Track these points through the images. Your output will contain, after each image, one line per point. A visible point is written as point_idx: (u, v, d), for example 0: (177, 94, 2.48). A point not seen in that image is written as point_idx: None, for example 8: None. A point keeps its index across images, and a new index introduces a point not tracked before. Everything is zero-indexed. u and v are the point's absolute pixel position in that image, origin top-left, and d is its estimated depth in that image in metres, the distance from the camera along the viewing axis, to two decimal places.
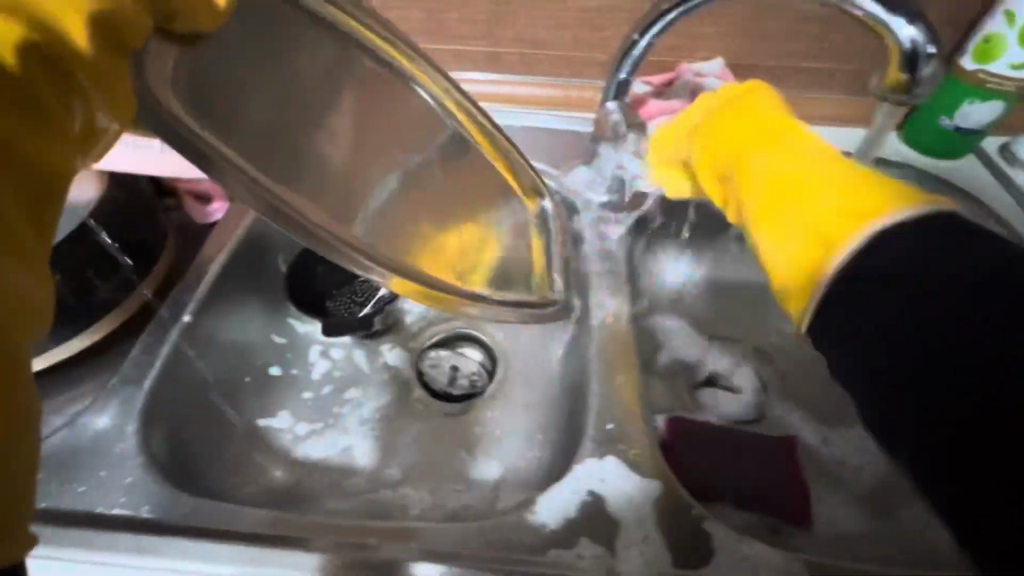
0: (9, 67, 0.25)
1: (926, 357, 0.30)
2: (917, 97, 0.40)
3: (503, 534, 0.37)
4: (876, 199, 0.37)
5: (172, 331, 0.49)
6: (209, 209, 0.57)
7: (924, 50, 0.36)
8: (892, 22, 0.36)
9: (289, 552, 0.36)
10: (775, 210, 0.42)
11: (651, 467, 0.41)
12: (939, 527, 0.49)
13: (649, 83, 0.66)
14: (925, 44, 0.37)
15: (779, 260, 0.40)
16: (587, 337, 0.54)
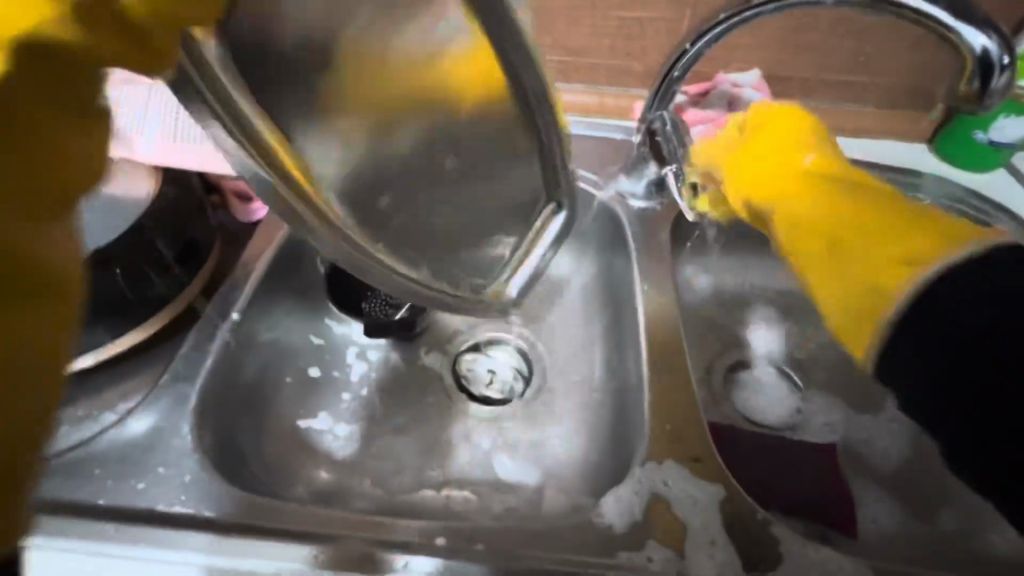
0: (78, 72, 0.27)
1: (954, 367, 0.35)
2: (988, 107, 0.40)
3: (572, 536, 0.39)
4: (924, 239, 0.39)
5: (221, 330, 0.49)
6: (252, 208, 0.57)
7: (998, 59, 0.37)
8: (963, 32, 0.37)
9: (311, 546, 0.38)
10: (829, 243, 0.43)
11: (710, 472, 0.43)
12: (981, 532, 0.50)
13: (686, 92, 0.66)
14: (999, 54, 0.37)
15: (831, 297, 0.41)
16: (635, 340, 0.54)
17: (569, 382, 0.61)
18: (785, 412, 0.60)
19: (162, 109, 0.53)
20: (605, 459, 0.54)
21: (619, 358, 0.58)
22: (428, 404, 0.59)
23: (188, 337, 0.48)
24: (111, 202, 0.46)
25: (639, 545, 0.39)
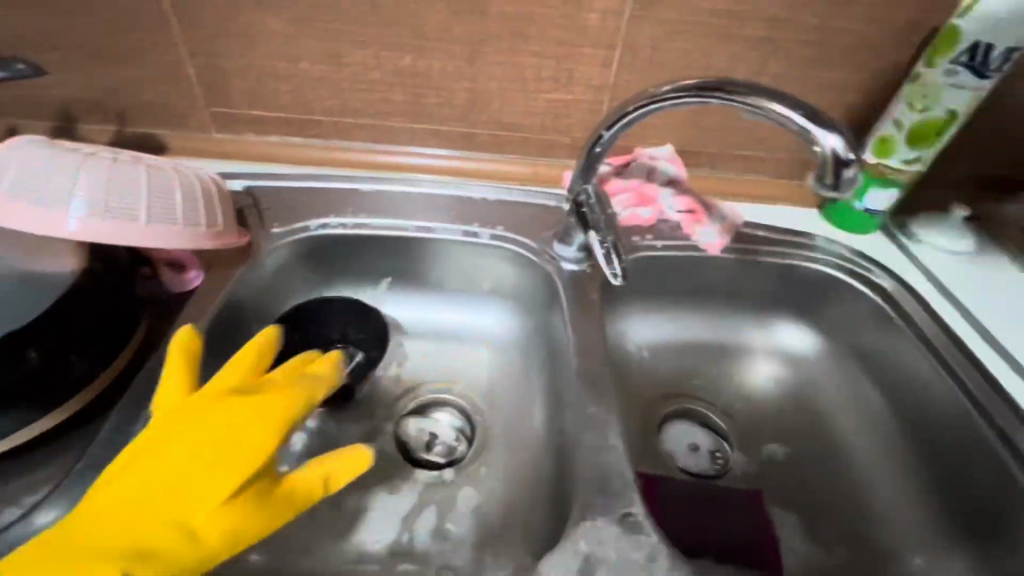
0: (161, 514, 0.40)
1: (943, 430, 0.59)
2: (842, 195, 0.47)
3: None
4: None
5: (148, 409, 0.47)
6: (187, 277, 0.58)
7: (845, 157, 0.44)
8: (819, 134, 0.45)
9: None
10: None
11: (645, 527, 0.45)
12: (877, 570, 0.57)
13: (611, 164, 0.75)
14: (846, 152, 0.45)
15: None
16: (571, 391, 0.57)
17: (509, 440, 0.64)
18: (709, 461, 0.65)
19: (87, 175, 0.48)
20: (544, 520, 0.55)
21: (557, 412, 0.60)
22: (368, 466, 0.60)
23: (109, 417, 0.46)
24: (30, 279, 0.45)
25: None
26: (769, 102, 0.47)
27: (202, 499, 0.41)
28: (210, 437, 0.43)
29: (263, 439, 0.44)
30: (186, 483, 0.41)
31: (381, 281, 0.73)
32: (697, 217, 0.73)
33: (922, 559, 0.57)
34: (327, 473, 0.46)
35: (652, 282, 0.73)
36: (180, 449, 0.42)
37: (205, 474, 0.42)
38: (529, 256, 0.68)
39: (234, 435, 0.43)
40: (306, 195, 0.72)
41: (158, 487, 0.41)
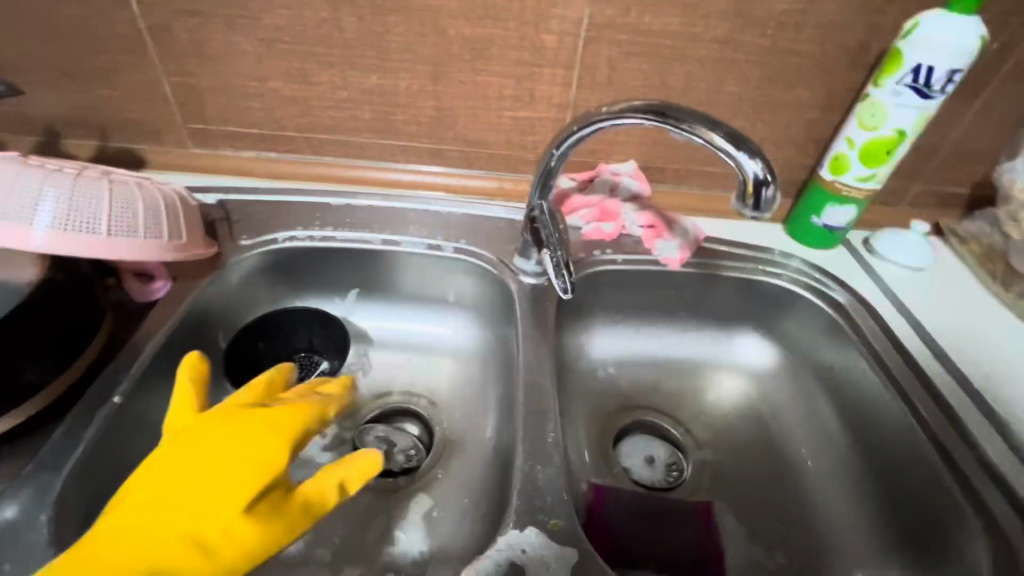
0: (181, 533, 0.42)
1: (891, 442, 0.59)
2: (763, 216, 0.47)
3: None
4: None
5: (100, 414, 0.49)
6: (153, 287, 0.60)
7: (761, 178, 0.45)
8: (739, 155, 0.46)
9: None
10: None
11: (570, 536, 0.44)
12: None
13: (575, 180, 0.77)
14: (764, 173, 0.45)
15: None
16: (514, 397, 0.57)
17: (465, 450, 0.65)
18: (662, 473, 0.66)
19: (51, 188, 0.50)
20: (488, 529, 0.55)
21: (508, 421, 0.61)
22: None
23: (63, 421, 0.48)
24: None
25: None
26: (702, 125, 0.48)
27: (217, 512, 0.43)
28: (224, 454, 0.46)
29: (274, 452, 0.47)
30: (202, 498, 0.44)
31: (349, 292, 0.75)
32: (658, 231, 0.74)
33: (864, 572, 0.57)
34: (337, 481, 0.48)
35: (613, 295, 0.74)
36: (198, 467, 0.45)
37: (218, 488, 0.44)
38: (489, 268, 0.70)
39: (247, 451, 0.46)
40: (276, 208, 0.74)
41: (176, 503, 0.44)
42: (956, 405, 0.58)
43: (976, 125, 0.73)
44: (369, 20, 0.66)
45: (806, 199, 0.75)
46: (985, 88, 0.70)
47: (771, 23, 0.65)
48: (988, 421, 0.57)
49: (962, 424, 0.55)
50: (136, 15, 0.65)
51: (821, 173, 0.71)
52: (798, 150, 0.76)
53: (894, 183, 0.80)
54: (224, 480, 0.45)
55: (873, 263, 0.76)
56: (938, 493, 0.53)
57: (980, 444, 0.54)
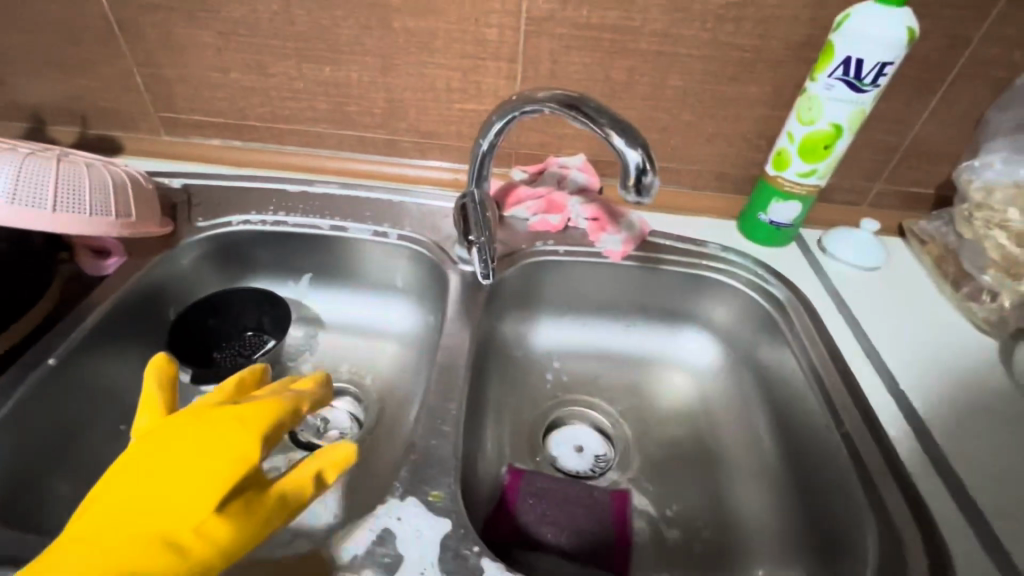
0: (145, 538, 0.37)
1: (807, 437, 0.59)
2: (645, 202, 0.48)
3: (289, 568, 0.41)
4: None
5: (34, 374, 0.53)
6: (104, 263, 0.64)
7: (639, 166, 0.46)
8: (620, 145, 0.47)
9: None
10: None
11: (446, 507, 0.45)
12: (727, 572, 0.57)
13: (525, 172, 0.78)
14: (642, 162, 0.46)
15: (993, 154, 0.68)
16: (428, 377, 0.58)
17: (396, 430, 0.67)
18: (589, 462, 0.67)
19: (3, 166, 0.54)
20: None
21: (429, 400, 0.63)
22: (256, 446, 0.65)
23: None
24: None
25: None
26: (607, 120, 0.48)
27: (186, 512, 0.38)
28: (191, 450, 0.41)
29: (245, 445, 0.41)
30: (168, 499, 0.39)
31: (302, 276, 0.78)
32: (602, 224, 0.75)
33: (765, 569, 0.56)
34: (313, 473, 0.44)
35: (554, 285, 0.75)
36: (162, 468, 0.40)
37: (185, 489, 0.39)
38: (429, 255, 0.72)
39: (216, 446, 0.41)
40: (235, 193, 0.77)
41: (140, 506, 0.38)
42: (873, 402, 0.57)
43: (932, 122, 0.71)
44: (318, 14, 0.68)
45: (755, 195, 0.74)
46: (940, 84, 0.68)
47: (709, 16, 0.65)
48: (906, 420, 0.55)
49: (875, 422, 0.55)
50: (105, 9, 0.70)
51: (766, 169, 0.70)
52: (749, 145, 0.75)
53: (855, 181, 0.78)
54: (193, 476, 0.39)
55: (824, 261, 0.75)
56: (840, 485, 0.53)
57: (888, 439, 0.53)
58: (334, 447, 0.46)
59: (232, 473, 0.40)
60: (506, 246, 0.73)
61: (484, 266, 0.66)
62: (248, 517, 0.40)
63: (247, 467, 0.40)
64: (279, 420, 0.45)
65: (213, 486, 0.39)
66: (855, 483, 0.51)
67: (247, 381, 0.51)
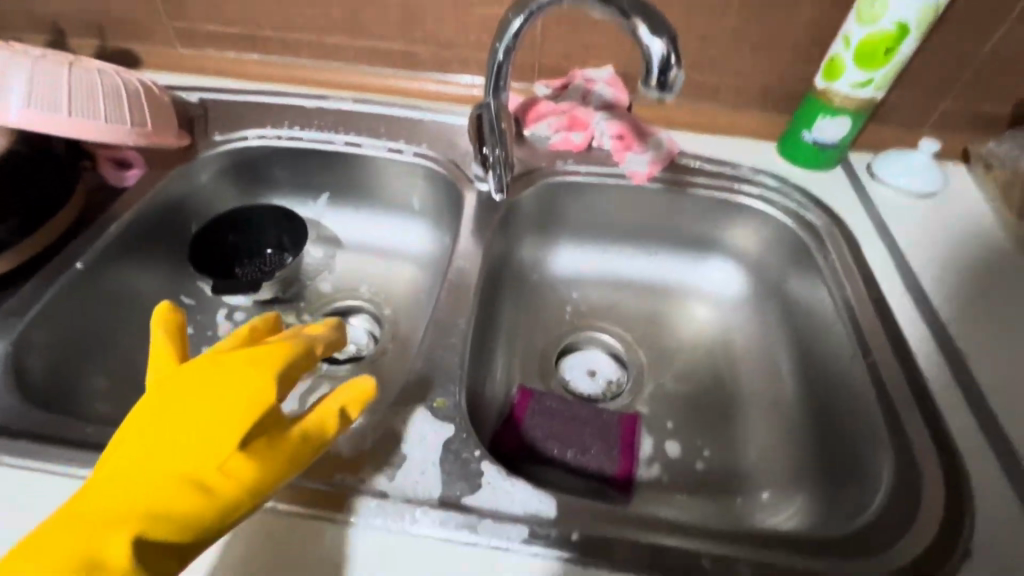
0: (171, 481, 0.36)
1: (829, 369, 0.56)
2: (669, 98, 0.43)
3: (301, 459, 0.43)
4: None
5: (63, 277, 0.56)
6: (124, 174, 0.65)
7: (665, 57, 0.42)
8: (644, 36, 0.43)
9: (84, 451, 0.43)
10: None
11: (450, 414, 0.46)
12: (735, 496, 0.56)
13: (549, 87, 0.73)
14: (668, 52, 0.42)
15: None
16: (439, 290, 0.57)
17: (407, 348, 0.68)
18: (600, 386, 0.66)
19: (17, 69, 0.54)
20: None
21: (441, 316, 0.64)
22: None
23: (30, 280, 0.55)
24: None
25: (356, 477, 0.42)
26: (628, 5, 0.43)
27: (207, 453, 0.37)
28: (205, 393, 0.39)
29: (262, 386, 0.39)
30: (187, 442, 0.37)
31: (320, 195, 0.77)
32: (627, 143, 0.70)
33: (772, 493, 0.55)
34: (334, 413, 0.42)
35: (573, 208, 0.72)
36: (177, 411, 0.39)
37: (205, 431, 0.38)
38: (445, 174, 0.70)
39: (232, 388, 0.39)
40: (250, 107, 0.76)
41: (161, 449, 0.37)
42: (907, 331, 0.53)
43: (1018, 26, 0.62)
44: None
45: (799, 112, 0.67)
46: None
47: None
48: (941, 351, 0.52)
49: (907, 352, 0.51)
50: None
51: (815, 82, 0.63)
52: (797, 56, 0.68)
53: (918, 99, 0.70)
54: (210, 418, 0.38)
55: (871, 188, 0.68)
56: (861, 414, 0.51)
57: (918, 368, 0.50)
58: (354, 383, 0.43)
59: (249, 414, 0.38)
60: (525, 165, 0.70)
61: (499, 181, 0.65)
62: (272, 457, 0.38)
63: (264, 408, 0.39)
64: (293, 361, 0.43)
65: (233, 428, 0.38)
66: (878, 412, 0.49)
67: (264, 325, 0.48)
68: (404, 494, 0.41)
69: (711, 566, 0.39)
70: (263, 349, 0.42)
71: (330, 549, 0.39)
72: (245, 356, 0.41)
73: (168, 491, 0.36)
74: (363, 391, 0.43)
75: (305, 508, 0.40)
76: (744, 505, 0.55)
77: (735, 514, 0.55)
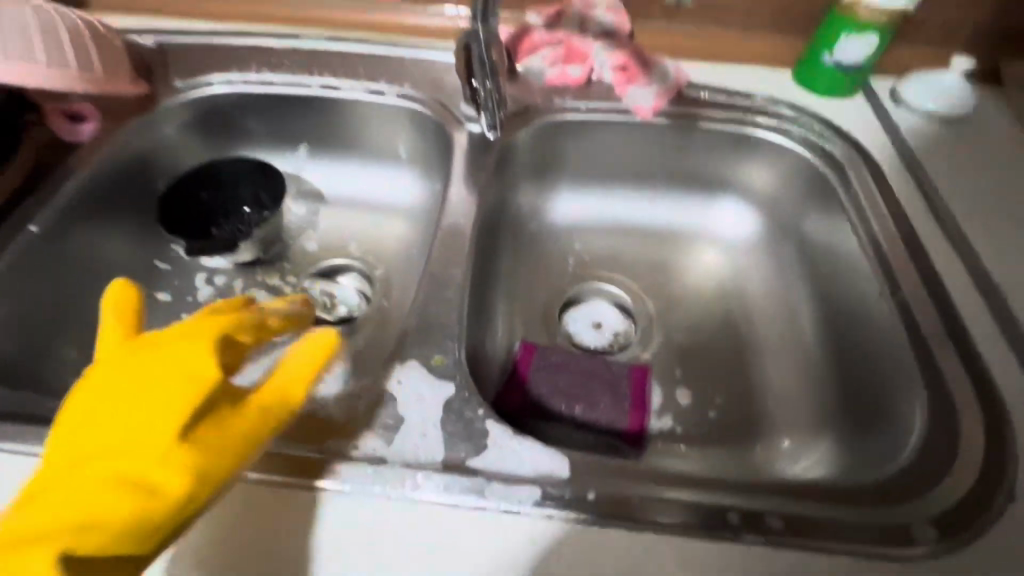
0: (109, 480, 0.32)
1: (852, 311, 0.53)
2: None
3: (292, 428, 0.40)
4: None
5: (18, 241, 0.51)
6: (78, 128, 0.59)
7: None
8: None
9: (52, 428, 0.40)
10: None
11: (449, 372, 0.42)
12: (754, 446, 0.54)
13: (541, 15, 0.66)
14: None
15: None
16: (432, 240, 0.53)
17: (400, 306, 0.64)
18: (607, 338, 0.63)
19: None
20: None
21: None
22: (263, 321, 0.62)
23: None
24: None
25: (332, 442, 0.39)
26: None
27: (144, 445, 0.33)
28: (140, 381, 0.35)
29: (201, 364, 0.35)
30: (123, 435, 0.33)
31: (298, 145, 0.71)
32: (630, 75, 0.64)
33: (792, 441, 0.53)
34: (293, 383, 0.37)
35: (573, 149, 0.66)
36: (114, 405, 0.34)
37: (141, 420, 0.33)
38: (432, 116, 0.64)
39: (169, 370, 0.35)
40: (212, 49, 0.68)
41: (96, 447, 0.33)
42: (937, 265, 0.49)
43: None
44: None
45: (819, 32, 0.62)
46: None
47: None
48: (974, 285, 0.48)
49: (937, 287, 0.48)
50: None
51: None
52: None
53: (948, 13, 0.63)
54: (146, 406, 0.34)
55: (895, 115, 0.63)
56: (891, 356, 0.47)
57: (950, 304, 0.47)
58: (310, 342, 0.38)
59: (187, 397, 0.34)
60: (519, 103, 0.64)
61: (493, 119, 0.60)
62: (224, 440, 0.34)
63: (204, 386, 0.34)
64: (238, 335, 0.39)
65: (172, 413, 0.33)
66: (911, 352, 0.46)
67: (224, 301, 0.43)
68: (404, 460, 0.38)
69: (739, 522, 0.36)
70: (204, 327, 0.38)
71: (305, 519, 0.36)
72: (183, 335, 0.37)
73: (105, 492, 0.32)
74: (324, 345, 0.39)
75: (275, 476, 0.37)
76: (764, 455, 0.53)
77: (752, 464, 0.53)
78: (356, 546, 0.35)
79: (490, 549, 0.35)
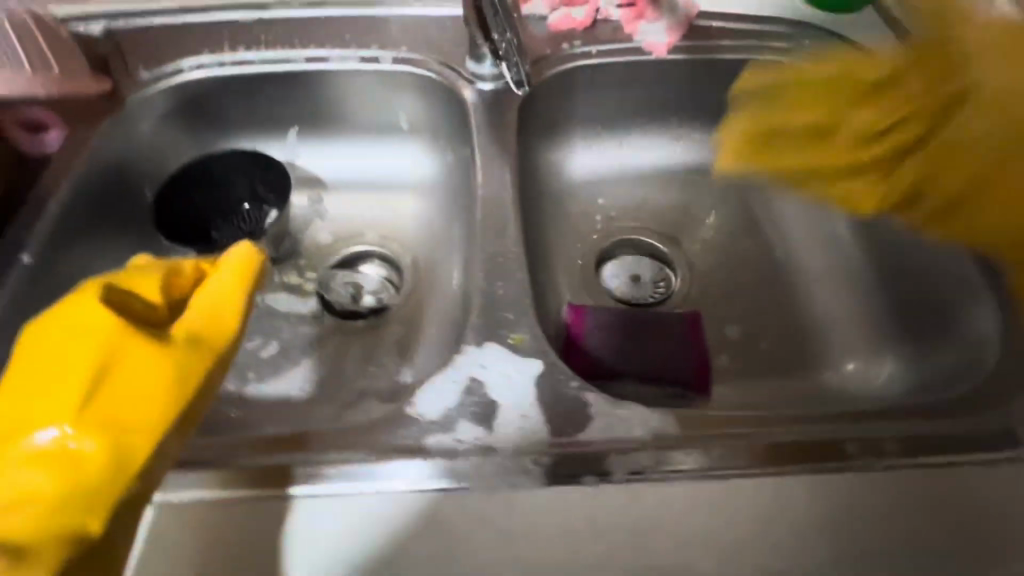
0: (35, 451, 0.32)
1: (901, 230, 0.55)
2: None
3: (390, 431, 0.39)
4: None
5: (12, 276, 0.47)
6: (42, 136, 0.52)
7: None
8: None
9: None
10: None
11: (532, 348, 0.41)
12: (815, 373, 0.55)
13: None
14: None
15: None
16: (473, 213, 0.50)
17: (434, 287, 0.61)
18: (649, 290, 0.62)
19: None
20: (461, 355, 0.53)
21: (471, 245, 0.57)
22: (295, 323, 0.59)
23: None
24: None
25: (356, 444, 0.38)
26: None
27: (54, 409, 0.33)
28: (48, 353, 0.34)
29: (97, 322, 0.34)
30: (31, 405, 0.33)
31: (287, 131, 0.64)
32: (639, 11, 0.61)
33: (856, 362, 0.55)
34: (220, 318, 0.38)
35: (588, 99, 0.63)
36: (19, 380, 0.34)
37: (48, 386, 0.33)
38: (437, 79, 0.59)
39: (69, 333, 0.34)
40: (173, 31, 0.60)
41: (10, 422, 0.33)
42: None
43: None
44: None
45: None
46: None
47: None
48: None
49: None
50: None
51: None
52: None
53: None
54: (52, 373, 0.34)
55: None
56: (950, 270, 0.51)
57: None
58: (225, 264, 0.40)
59: (90, 353, 0.34)
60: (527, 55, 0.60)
61: (518, 71, 0.57)
62: (155, 384, 0.35)
63: (111, 335, 0.34)
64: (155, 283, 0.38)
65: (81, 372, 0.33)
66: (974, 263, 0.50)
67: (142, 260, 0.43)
68: (516, 443, 0.38)
69: (858, 450, 0.37)
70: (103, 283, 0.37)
71: (418, 520, 0.35)
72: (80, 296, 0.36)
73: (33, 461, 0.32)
74: (239, 267, 0.40)
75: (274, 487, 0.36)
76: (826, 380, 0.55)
77: (816, 390, 0.54)
78: (332, 548, 0.34)
79: (564, 522, 0.34)
